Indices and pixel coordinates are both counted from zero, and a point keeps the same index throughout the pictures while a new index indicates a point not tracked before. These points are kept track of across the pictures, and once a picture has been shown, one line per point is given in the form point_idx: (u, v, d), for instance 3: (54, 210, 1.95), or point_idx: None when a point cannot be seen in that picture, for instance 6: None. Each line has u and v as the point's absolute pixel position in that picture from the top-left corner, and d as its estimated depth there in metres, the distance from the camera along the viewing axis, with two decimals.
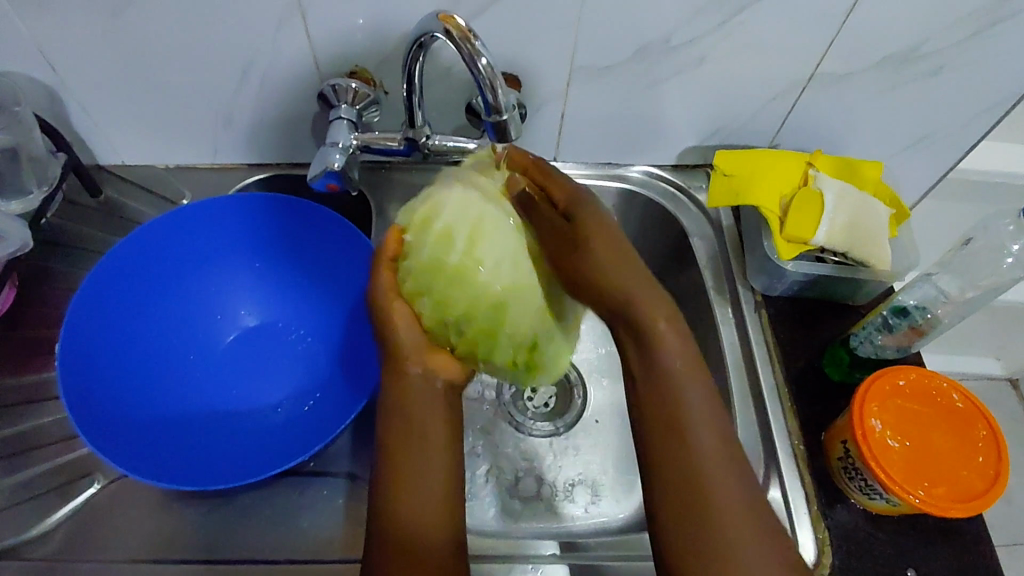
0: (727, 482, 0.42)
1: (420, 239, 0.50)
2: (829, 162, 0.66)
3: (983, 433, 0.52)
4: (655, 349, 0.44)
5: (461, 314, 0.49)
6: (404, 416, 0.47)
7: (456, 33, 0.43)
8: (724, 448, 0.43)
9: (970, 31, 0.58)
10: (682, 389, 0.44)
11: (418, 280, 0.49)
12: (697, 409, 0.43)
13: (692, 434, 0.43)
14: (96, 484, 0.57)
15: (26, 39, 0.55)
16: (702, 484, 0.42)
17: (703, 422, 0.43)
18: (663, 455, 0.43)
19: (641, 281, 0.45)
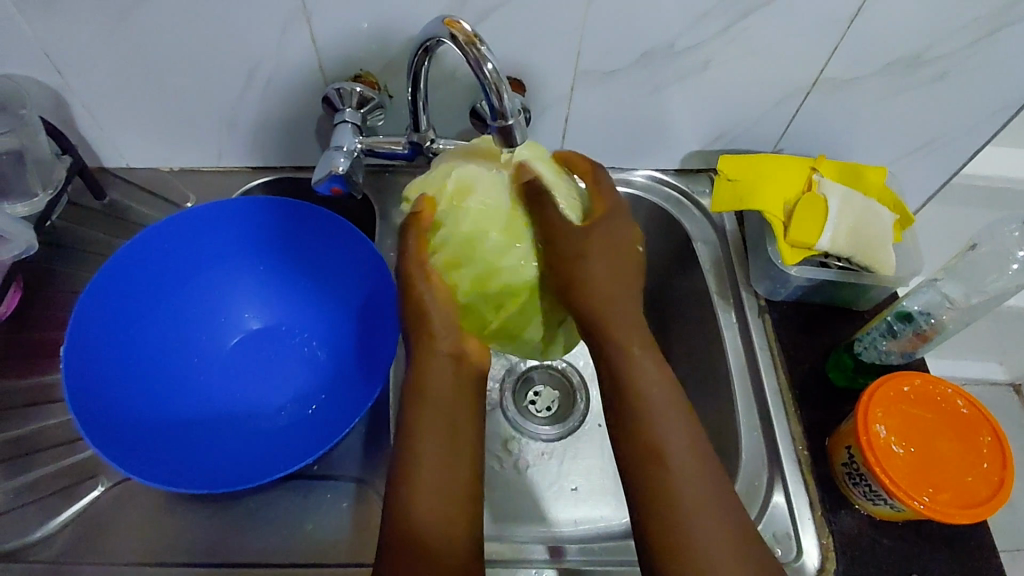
0: (697, 482, 0.45)
1: (460, 209, 0.51)
2: (833, 167, 0.66)
3: (988, 439, 0.52)
4: (627, 361, 0.47)
5: (497, 287, 0.51)
6: (423, 404, 0.47)
7: (462, 38, 0.43)
8: (697, 450, 0.46)
9: (974, 37, 0.58)
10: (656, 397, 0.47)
11: (454, 253, 0.51)
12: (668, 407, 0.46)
13: (666, 438, 0.46)
14: (101, 486, 0.57)
15: (33, 43, 0.55)
16: (674, 486, 0.44)
17: (678, 427, 0.46)
18: (636, 458, 0.46)
19: (619, 295, 0.48)
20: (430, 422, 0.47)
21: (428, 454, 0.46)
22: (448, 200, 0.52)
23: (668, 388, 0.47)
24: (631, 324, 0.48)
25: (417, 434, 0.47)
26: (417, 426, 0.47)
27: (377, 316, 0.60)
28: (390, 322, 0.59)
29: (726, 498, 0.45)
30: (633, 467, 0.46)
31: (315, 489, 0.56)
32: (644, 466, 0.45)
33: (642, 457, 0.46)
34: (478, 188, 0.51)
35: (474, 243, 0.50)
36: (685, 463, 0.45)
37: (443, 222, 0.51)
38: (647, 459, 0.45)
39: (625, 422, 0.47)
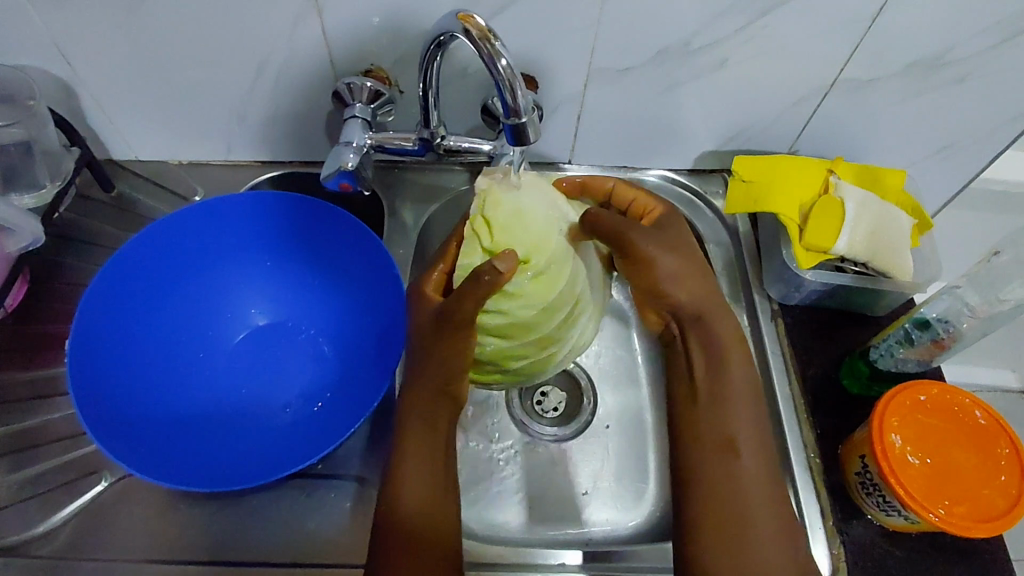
0: (756, 477, 0.48)
1: (534, 294, 0.51)
2: (851, 170, 0.65)
3: (1005, 451, 0.50)
4: (714, 342, 0.53)
5: (512, 364, 0.55)
6: (427, 424, 0.50)
7: (476, 34, 0.43)
8: (757, 434, 0.50)
9: (998, 39, 0.57)
10: (733, 385, 0.51)
11: (505, 326, 0.52)
12: (742, 392, 0.51)
13: (737, 427, 0.50)
14: (104, 480, 0.56)
15: (43, 34, 0.55)
16: (738, 471, 0.48)
17: (744, 416, 0.50)
18: (714, 446, 0.49)
19: (701, 287, 0.54)
20: (417, 439, 0.50)
21: (408, 451, 0.50)
22: (528, 273, 0.51)
23: (746, 384, 0.52)
24: (720, 314, 0.54)
25: (405, 450, 0.50)
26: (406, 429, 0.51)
27: (384, 314, 0.60)
28: (396, 318, 0.58)
29: (769, 488, 0.48)
30: (704, 447, 0.50)
31: (319, 488, 0.56)
32: (715, 456, 0.49)
33: (712, 444, 0.50)
34: (557, 280, 0.52)
35: (527, 326, 0.52)
36: (755, 460, 0.49)
37: (512, 296, 0.51)
38: (720, 444, 0.49)
39: (712, 407, 0.51)
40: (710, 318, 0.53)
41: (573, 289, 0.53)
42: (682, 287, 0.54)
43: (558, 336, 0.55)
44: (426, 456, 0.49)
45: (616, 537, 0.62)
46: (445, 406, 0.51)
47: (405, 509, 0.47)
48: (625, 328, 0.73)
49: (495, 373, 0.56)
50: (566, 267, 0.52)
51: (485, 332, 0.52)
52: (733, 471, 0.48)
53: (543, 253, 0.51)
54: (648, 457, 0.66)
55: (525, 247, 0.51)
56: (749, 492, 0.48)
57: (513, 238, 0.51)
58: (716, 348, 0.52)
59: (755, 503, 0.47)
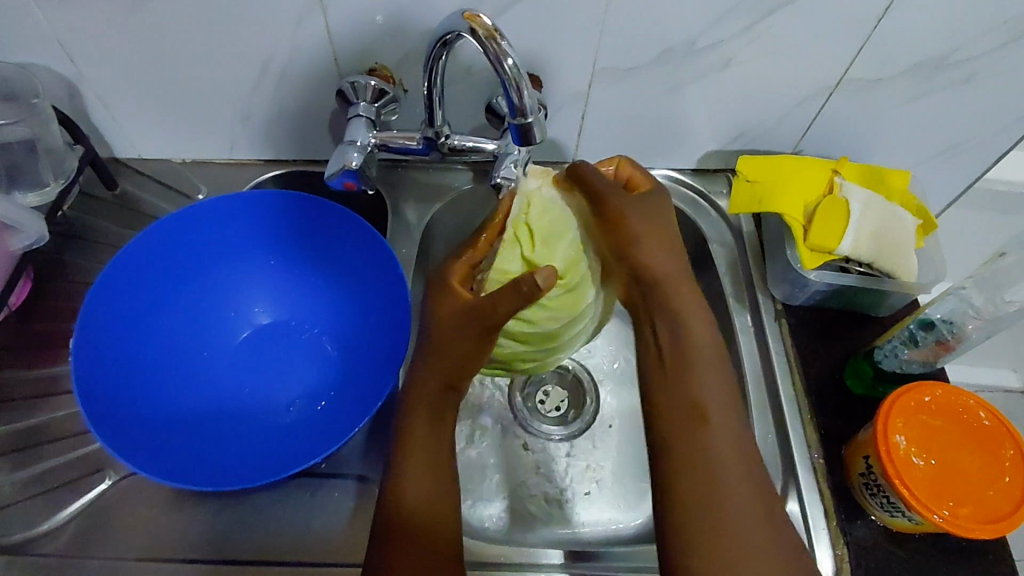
0: (728, 454, 0.45)
1: (563, 306, 0.51)
2: (856, 170, 0.65)
3: (1010, 452, 0.50)
4: (676, 310, 0.49)
5: (521, 364, 0.55)
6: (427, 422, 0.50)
7: (482, 33, 0.42)
8: (727, 400, 0.47)
9: (1003, 40, 0.57)
10: (698, 354, 0.48)
11: (528, 332, 0.52)
12: (712, 373, 0.48)
13: (702, 394, 0.47)
14: (108, 479, 0.56)
15: (47, 33, 0.55)
16: (707, 445, 0.45)
17: (710, 385, 0.47)
18: (680, 418, 0.46)
19: (670, 252, 0.51)
20: (422, 440, 0.50)
21: (415, 445, 0.49)
22: (561, 287, 0.51)
23: (709, 347, 0.49)
24: (681, 280, 0.50)
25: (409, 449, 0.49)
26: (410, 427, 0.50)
27: (388, 314, 0.60)
28: (400, 318, 0.58)
29: (746, 451, 0.46)
30: (675, 427, 0.46)
31: (322, 489, 0.55)
32: (685, 434, 0.46)
33: (681, 420, 0.46)
34: (583, 294, 0.52)
35: (549, 335, 0.52)
36: (728, 437, 0.46)
37: (541, 306, 0.51)
38: (687, 420, 0.46)
39: (677, 372, 0.48)
40: (670, 282, 0.50)
41: (594, 301, 0.54)
42: (657, 251, 0.50)
43: (571, 344, 0.55)
44: (430, 453, 0.49)
45: (619, 536, 0.62)
46: (444, 401, 0.51)
47: (410, 506, 0.47)
48: (627, 327, 0.73)
49: (498, 369, 0.57)
50: (593, 281, 0.53)
51: (506, 335, 0.52)
52: (709, 439, 0.45)
53: (576, 268, 0.51)
54: (651, 456, 0.66)
55: (563, 259, 0.51)
56: (727, 464, 0.44)
57: (553, 250, 0.50)
58: (676, 313, 0.49)
59: (728, 472, 0.44)
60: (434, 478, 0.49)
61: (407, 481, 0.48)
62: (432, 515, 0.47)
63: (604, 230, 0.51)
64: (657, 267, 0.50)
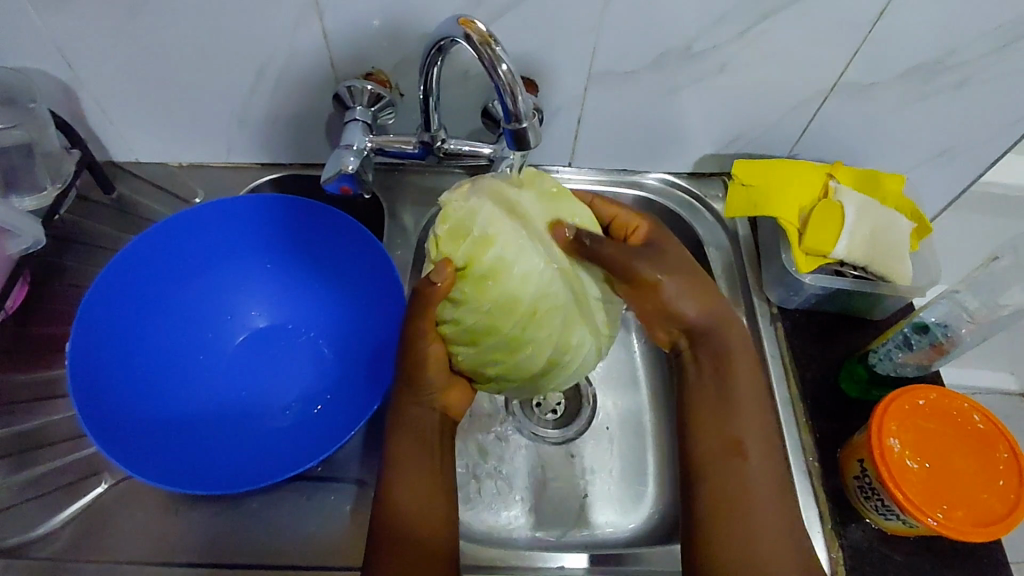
0: (767, 479, 0.48)
1: (485, 297, 0.48)
2: (850, 174, 0.65)
3: (1004, 455, 0.51)
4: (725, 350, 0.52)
5: (498, 366, 0.51)
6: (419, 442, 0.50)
7: (477, 39, 0.43)
8: (765, 428, 0.51)
9: (996, 45, 0.57)
10: (733, 376, 0.51)
11: (463, 333, 0.49)
12: (747, 399, 0.51)
13: (743, 424, 0.50)
14: (104, 483, 0.57)
15: (43, 36, 0.55)
16: (746, 471, 0.48)
17: (749, 412, 0.51)
18: (718, 445, 0.50)
19: (713, 303, 0.52)
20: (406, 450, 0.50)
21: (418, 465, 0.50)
22: (469, 280, 0.48)
23: (752, 381, 0.52)
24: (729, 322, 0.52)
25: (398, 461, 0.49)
26: (396, 443, 0.50)
27: (385, 317, 0.60)
28: (396, 323, 0.58)
29: (783, 485, 0.48)
30: (711, 449, 0.50)
31: (319, 491, 0.56)
32: (724, 459, 0.49)
33: (718, 448, 0.49)
34: (503, 282, 0.48)
35: (488, 332, 0.49)
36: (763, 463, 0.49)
37: (461, 303, 0.48)
38: (728, 447, 0.49)
39: (719, 406, 0.51)
40: (721, 330, 0.52)
41: (532, 286, 0.48)
42: (688, 305, 0.50)
43: (536, 336, 0.49)
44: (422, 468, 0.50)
45: (617, 538, 0.62)
46: (425, 415, 0.51)
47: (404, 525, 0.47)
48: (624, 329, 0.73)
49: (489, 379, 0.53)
50: (516, 264, 0.48)
51: (450, 344, 0.51)
52: (745, 470, 0.48)
53: (484, 255, 0.48)
54: (649, 458, 0.66)
55: (464, 252, 0.48)
56: (760, 494, 0.47)
57: (456, 246, 0.48)
58: (725, 359, 0.52)
59: (762, 503, 0.47)
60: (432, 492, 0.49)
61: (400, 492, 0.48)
62: (427, 524, 0.47)
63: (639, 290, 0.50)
64: (714, 320, 0.52)
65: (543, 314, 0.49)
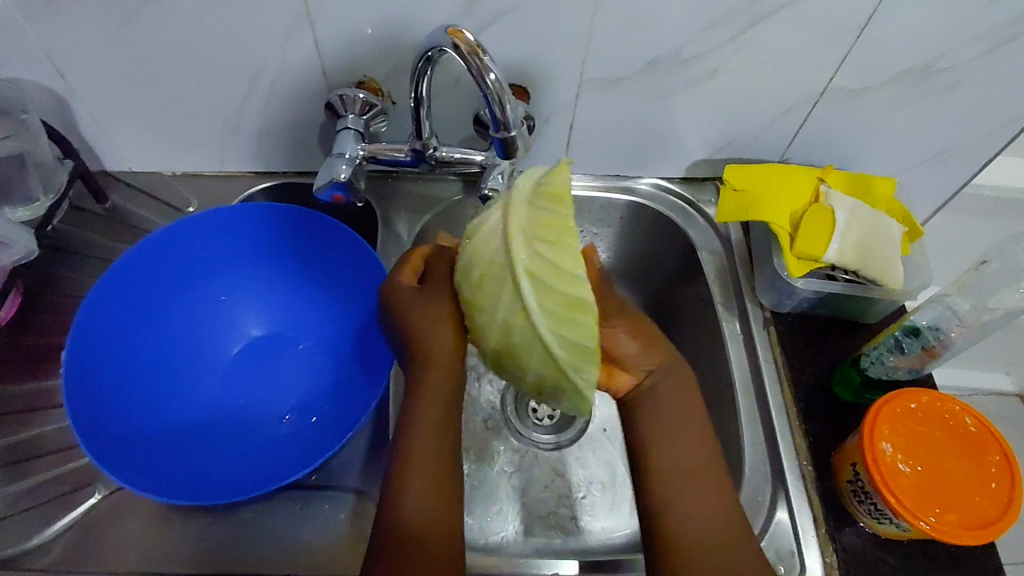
0: (711, 514, 0.46)
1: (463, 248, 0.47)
2: (841, 178, 0.66)
3: (996, 458, 0.51)
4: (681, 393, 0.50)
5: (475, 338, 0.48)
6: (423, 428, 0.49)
7: (465, 48, 0.43)
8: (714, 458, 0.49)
9: (985, 48, 0.57)
10: (675, 407, 0.50)
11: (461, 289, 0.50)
12: (691, 430, 0.49)
13: (690, 460, 0.48)
14: (97, 493, 0.57)
15: (35, 46, 0.55)
16: (694, 506, 0.46)
17: (690, 446, 0.49)
18: (675, 474, 0.48)
19: (642, 334, 0.51)
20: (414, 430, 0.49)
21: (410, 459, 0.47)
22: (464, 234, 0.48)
23: (687, 406, 0.50)
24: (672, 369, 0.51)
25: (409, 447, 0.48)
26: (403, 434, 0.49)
27: (380, 325, 0.60)
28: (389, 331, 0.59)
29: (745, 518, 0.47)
30: (663, 481, 0.47)
31: (312, 500, 0.56)
32: (669, 489, 0.47)
33: (663, 480, 0.48)
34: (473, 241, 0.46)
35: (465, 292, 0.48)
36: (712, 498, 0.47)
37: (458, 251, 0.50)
38: (676, 480, 0.47)
39: (662, 438, 0.49)
40: (664, 375, 0.50)
41: (489, 248, 0.44)
42: (630, 347, 0.50)
43: (485, 306, 0.45)
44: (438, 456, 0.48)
45: (614, 541, 0.62)
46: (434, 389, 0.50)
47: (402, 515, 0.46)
48: None
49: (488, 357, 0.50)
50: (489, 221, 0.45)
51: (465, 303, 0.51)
52: (706, 501, 0.46)
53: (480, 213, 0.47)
54: None
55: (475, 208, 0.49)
56: (707, 527, 0.45)
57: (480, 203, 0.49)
58: (682, 397, 0.50)
59: (708, 539, 0.45)
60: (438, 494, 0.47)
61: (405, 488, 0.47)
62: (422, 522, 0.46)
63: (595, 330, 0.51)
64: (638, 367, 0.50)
65: (488, 279, 0.44)
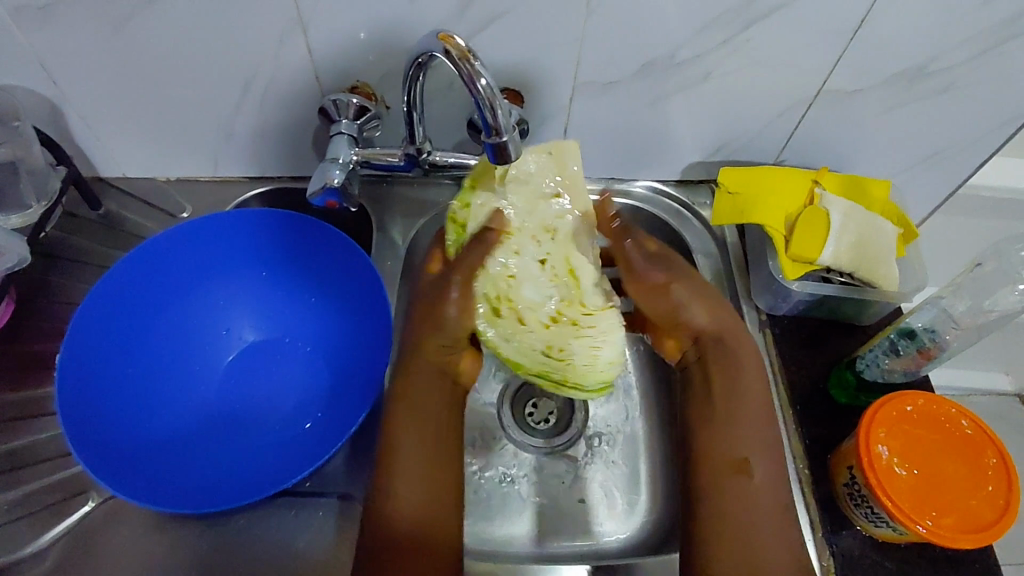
0: (767, 492, 0.49)
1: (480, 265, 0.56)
2: (835, 180, 0.65)
3: (993, 461, 0.51)
4: (735, 369, 0.53)
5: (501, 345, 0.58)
6: (413, 420, 0.51)
7: (456, 54, 0.43)
8: (768, 451, 0.51)
9: (978, 50, 0.57)
10: (744, 389, 0.53)
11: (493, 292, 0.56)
12: (758, 414, 0.52)
13: (750, 440, 0.51)
14: (91, 501, 0.56)
15: (27, 53, 0.55)
16: (750, 486, 0.49)
17: (755, 423, 0.51)
18: (732, 451, 0.50)
19: (720, 312, 0.55)
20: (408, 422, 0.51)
21: (407, 445, 0.50)
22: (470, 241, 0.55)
23: (758, 394, 0.53)
24: (738, 340, 0.54)
25: (399, 441, 0.50)
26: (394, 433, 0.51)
27: (374, 331, 0.60)
28: (382, 333, 0.58)
29: (784, 510, 0.49)
30: (722, 458, 0.50)
31: (306, 507, 0.55)
32: (726, 469, 0.50)
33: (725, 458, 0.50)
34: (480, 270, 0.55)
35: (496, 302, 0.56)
36: (769, 479, 0.49)
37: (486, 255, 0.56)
38: (734, 457, 0.50)
39: (723, 414, 0.52)
40: (732, 347, 0.54)
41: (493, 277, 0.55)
42: (696, 312, 0.55)
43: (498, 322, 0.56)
44: (419, 461, 0.50)
45: (609, 549, 0.62)
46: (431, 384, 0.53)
47: (399, 511, 0.48)
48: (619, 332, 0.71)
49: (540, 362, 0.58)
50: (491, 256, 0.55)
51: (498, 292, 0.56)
52: (766, 479, 0.49)
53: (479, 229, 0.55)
54: (641, 466, 0.66)
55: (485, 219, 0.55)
56: (764, 504, 0.48)
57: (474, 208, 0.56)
58: (734, 368, 0.53)
59: (766, 520, 0.48)
60: (430, 490, 0.49)
61: (402, 484, 0.49)
62: (423, 518, 0.48)
63: (643, 293, 0.56)
64: (708, 337, 0.55)
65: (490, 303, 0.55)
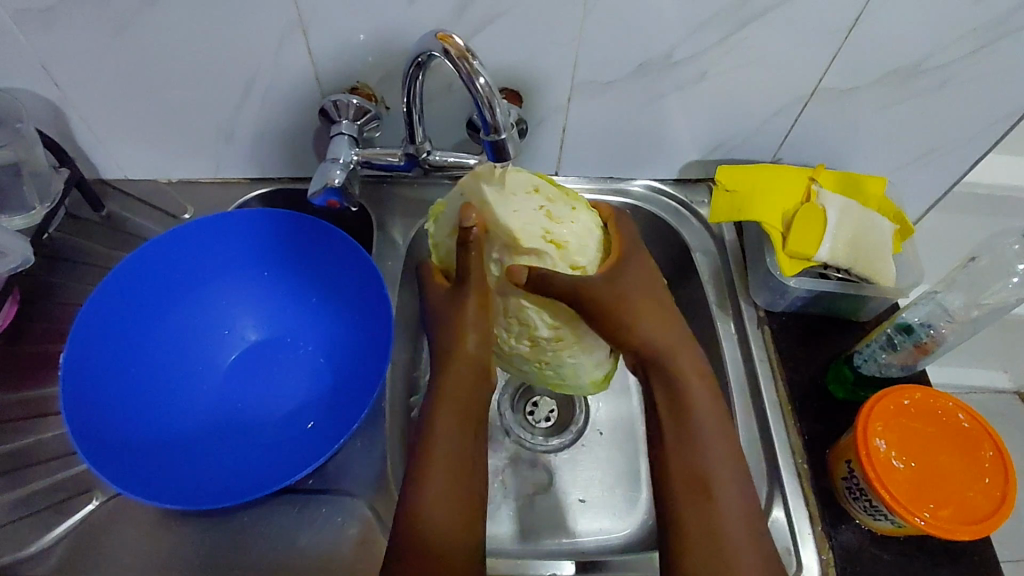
0: (737, 516, 0.45)
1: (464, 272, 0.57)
2: (833, 178, 0.66)
3: (989, 454, 0.51)
4: (682, 386, 0.49)
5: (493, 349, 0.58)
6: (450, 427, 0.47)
7: (455, 53, 0.44)
8: (732, 470, 0.47)
9: (972, 48, 0.58)
10: (695, 403, 0.49)
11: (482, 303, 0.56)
12: (709, 429, 0.48)
13: (709, 464, 0.47)
14: (95, 500, 0.57)
15: (29, 56, 0.55)
16: (716, 509, 0.45)
17: (709, 432, 0.48)
18: (691, 476, 0.46)
19: (668, 326, 0.51)
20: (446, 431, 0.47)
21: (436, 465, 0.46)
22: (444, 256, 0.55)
23: (714, 410, 0.49)
24: (678, 348, 0.50)
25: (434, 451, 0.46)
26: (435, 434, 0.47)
27: (374, 331, 0.60)
28: (382, 330, 0.59)
29: (755, 538, 0.45)
30: (679, 486, 0.46)
31: (310, 505, 0.56)
32: (690, 493, 0.46)
33: (688, 482, 0.46)
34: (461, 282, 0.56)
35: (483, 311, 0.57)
36: (732, 499, 0.46)
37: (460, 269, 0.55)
38: (692, 484, 0.46)
39: (683, 434, 0.48)
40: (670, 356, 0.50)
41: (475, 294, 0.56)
42: (647, 325, 0.50)
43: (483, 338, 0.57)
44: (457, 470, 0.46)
45: (610, 544, 0.62)
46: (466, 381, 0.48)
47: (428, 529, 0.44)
48: None
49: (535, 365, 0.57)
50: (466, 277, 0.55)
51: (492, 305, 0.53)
52: (731, 499, 0.46)
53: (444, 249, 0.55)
54: (641, 464, 0.66)
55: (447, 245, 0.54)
56: (736, 530, 0.44)
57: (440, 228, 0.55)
58: (681, 383, 0.49)
59: (736, 545, 0.44)
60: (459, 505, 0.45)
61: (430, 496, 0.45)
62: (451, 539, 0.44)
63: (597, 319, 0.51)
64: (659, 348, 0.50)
65: None
